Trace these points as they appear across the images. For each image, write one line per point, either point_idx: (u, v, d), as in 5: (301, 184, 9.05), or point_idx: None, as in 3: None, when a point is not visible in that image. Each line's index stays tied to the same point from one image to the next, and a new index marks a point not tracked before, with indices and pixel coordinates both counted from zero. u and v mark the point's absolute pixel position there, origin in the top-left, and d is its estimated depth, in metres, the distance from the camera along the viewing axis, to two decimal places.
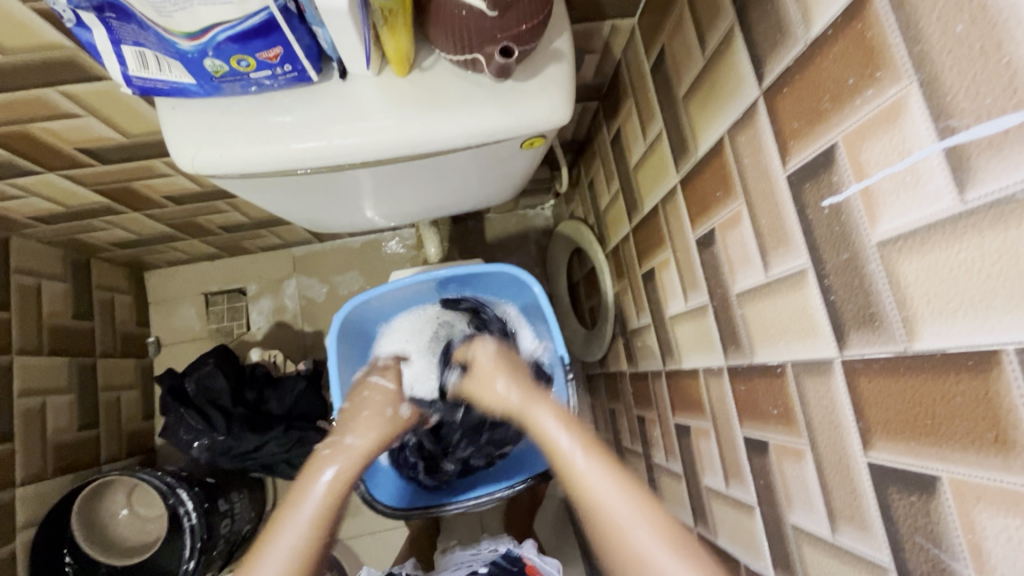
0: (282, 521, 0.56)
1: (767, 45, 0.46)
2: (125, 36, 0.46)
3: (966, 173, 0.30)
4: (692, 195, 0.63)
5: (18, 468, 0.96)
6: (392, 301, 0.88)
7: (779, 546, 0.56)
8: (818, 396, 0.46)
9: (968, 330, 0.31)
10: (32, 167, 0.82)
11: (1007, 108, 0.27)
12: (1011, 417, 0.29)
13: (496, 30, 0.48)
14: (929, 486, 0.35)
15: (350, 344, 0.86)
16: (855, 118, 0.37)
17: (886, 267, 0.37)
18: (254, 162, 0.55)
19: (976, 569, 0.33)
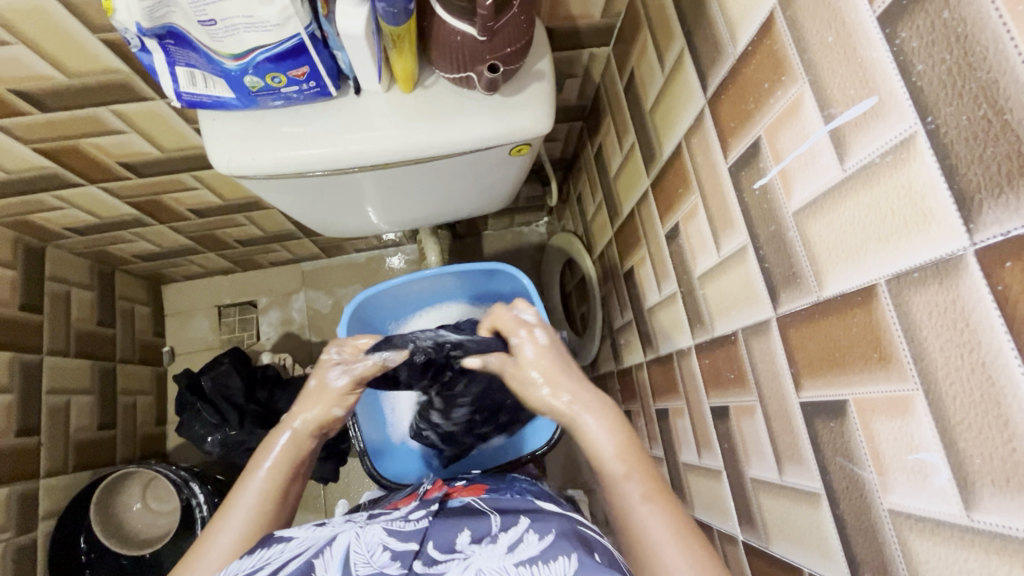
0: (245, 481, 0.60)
1: (707, 62, 0.55)
2: (180, 58, 0.56)
3: (843, 148, 0.38)
4: (660, 194, 0.72)
5: (41, 461, 1.03)
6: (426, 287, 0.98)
7: (742, 502, 0.62)
8: (761, 353, 0.53)
9: (855, 273, 0.39)
10: (76, 180, 0.92)
11: (862, 95, 0.36)
12: (888, 336, 0.37)
13: (486, 52, 0.58)
14: (841, 409, 0.42)
15: (370, 311, 0.95)
16: (771, 114, 0.46)
17: (800, 231, 0.45)
18: (279, 164, 0.64)
19: (877, 471, 0.40)
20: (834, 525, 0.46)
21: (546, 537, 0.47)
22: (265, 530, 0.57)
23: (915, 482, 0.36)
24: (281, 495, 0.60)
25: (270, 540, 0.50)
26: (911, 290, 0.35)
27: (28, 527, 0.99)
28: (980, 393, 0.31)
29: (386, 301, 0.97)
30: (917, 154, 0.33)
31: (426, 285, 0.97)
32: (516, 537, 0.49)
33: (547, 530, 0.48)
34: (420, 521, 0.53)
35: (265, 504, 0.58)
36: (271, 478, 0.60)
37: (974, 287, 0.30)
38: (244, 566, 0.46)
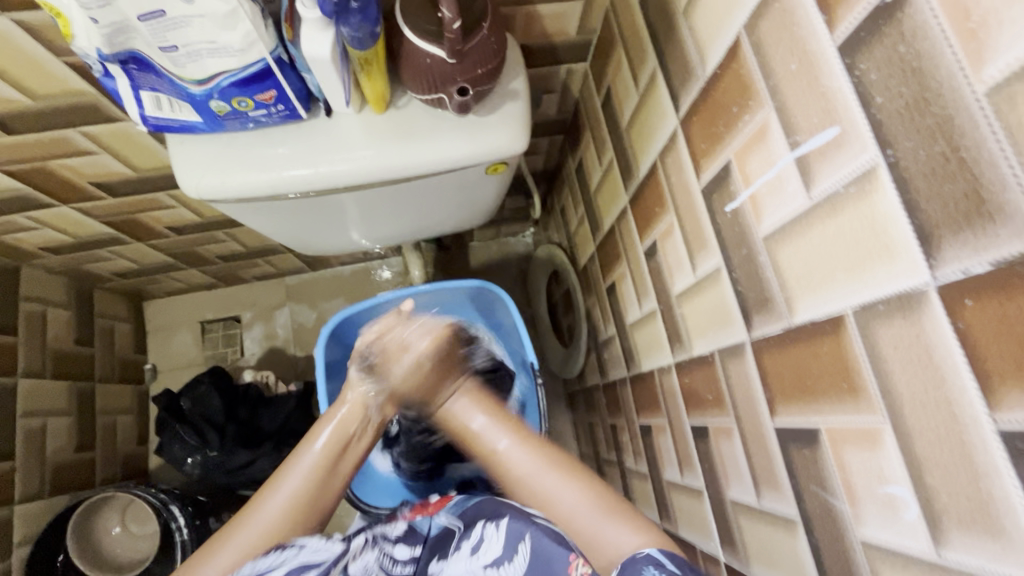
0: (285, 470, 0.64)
1: (679, 82, 0.55)
2: (144, 83, 0.55)
3: (809, 176, 0.38)
4: (638, 211, 0.72)
5: (16, 486, 1.01)
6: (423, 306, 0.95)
7: (723, 524, 0.61)
8: (737, 376, 0.53)
9: (824, 301, 0.39)
10: (48, 201, 0.90)
11: (825, 125, 0.36)
12: (856, 367, 0.36)
13: (456, 74, 0.57)
14: (814, 437, 0.42)
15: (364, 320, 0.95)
16: (740, 138, 0.46)
17: (770, 256, 0.44)
18: (249, 187, 0.63)
19: (849, 501, 0.39)
20: (810, 551, 0.45)
21: (501, 527, 0.60)
22: (300, 517, 0.61)
23: (886, 515, 0.36)
24: (328, 475, 0.65)
25: (284, 544, 0.58)
26: (877, 322, 0.34)
27: (1, 554, 0.97)
28: (944, 428, 0.31)
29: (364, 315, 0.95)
30: (878, 187, 0.32)
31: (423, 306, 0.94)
32: (477, 539, 0.61)
33: (500, 519, 0.61)
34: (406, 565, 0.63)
35: (314, 477, 0.64)
36: (325, 453, 0.66)
37: (937, 323, 0.30)
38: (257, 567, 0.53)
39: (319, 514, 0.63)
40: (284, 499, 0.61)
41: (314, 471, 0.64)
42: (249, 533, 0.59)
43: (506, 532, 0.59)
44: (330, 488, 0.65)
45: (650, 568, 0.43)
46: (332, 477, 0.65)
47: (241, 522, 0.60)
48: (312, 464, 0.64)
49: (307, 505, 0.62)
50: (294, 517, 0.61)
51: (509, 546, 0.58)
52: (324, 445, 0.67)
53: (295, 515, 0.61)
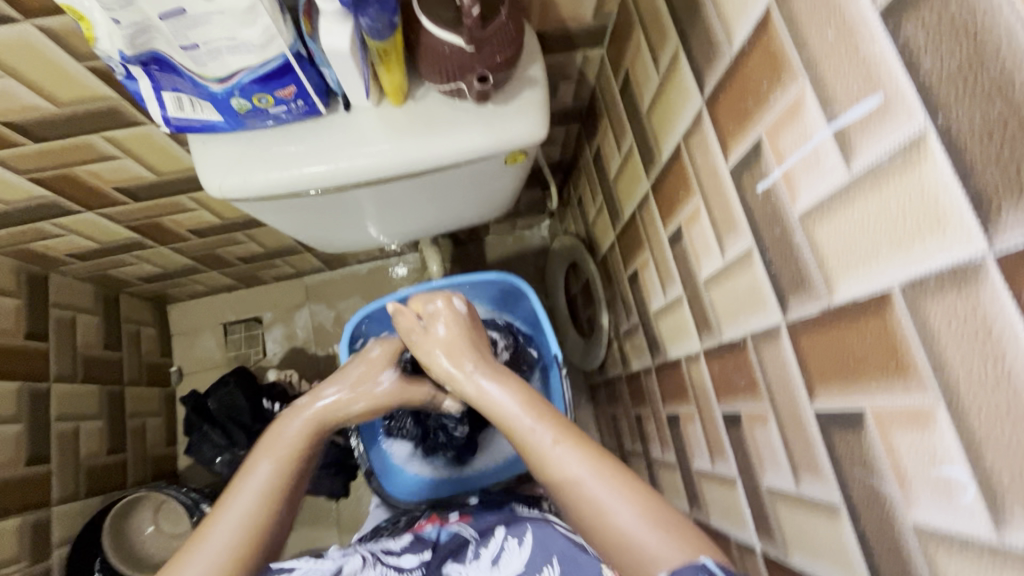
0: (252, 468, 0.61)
1: (704, 61, 0.54)
2: (167, 84, 0.56)
3: (849, 149, 0.37)
4: (661, 197, 0.71)
5: (53, 488, 1.04)
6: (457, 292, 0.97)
7: (759, 512, 0.60)
8: (772, 361, 0.52)
9: (867, 278, 0.37)
10: (75, 208, 0.92)
11: (868, 93, 0.34)
12: (905, 346, 0.35)
13: (474, 63, 0.56)
14: (858, 420, 0.41)
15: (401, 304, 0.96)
16: (772, 114, 0.44)
17: (807, 234, 0.43)
18: (271, 186, 0.63)
19: (899, 486, 0.38)
20: (855, 538, 0.44)
21: (524, 543, 0.61)
22: (265, 525, 0.57)
23: (940, 498, 0.35)
24: (282, 496, 0.59)
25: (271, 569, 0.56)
26: (928, 298, 0.33)
27: (41, 555, 1.00)
28: (1006, 406, 0.29)
29: (391, 307, 0.96)
30: (928, 155, 0.31)
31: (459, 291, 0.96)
32: (497, 549, 0.62)
33: (523, 534, 0.62)
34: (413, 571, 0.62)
35: (270, 503, 0.58)
36: (277, 471, 0.61)
37: (995, 294, 0.29)
38: None
39: (272, 542, 0.57)
40: (237, 528, 0.55)
41: (269, 493, 0.59)
42: (202, 560, 0.52)
43: (530, 548, 0.60)
44: (286, 513, 0.60)
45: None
46: (286, 501, 0.60)
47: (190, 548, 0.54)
48: (264, 485, 0.59)
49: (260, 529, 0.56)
50: (242, 550, 0.54)
51: (532, 562, 0.59)
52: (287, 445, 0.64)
53: (241, 549, 0.54)
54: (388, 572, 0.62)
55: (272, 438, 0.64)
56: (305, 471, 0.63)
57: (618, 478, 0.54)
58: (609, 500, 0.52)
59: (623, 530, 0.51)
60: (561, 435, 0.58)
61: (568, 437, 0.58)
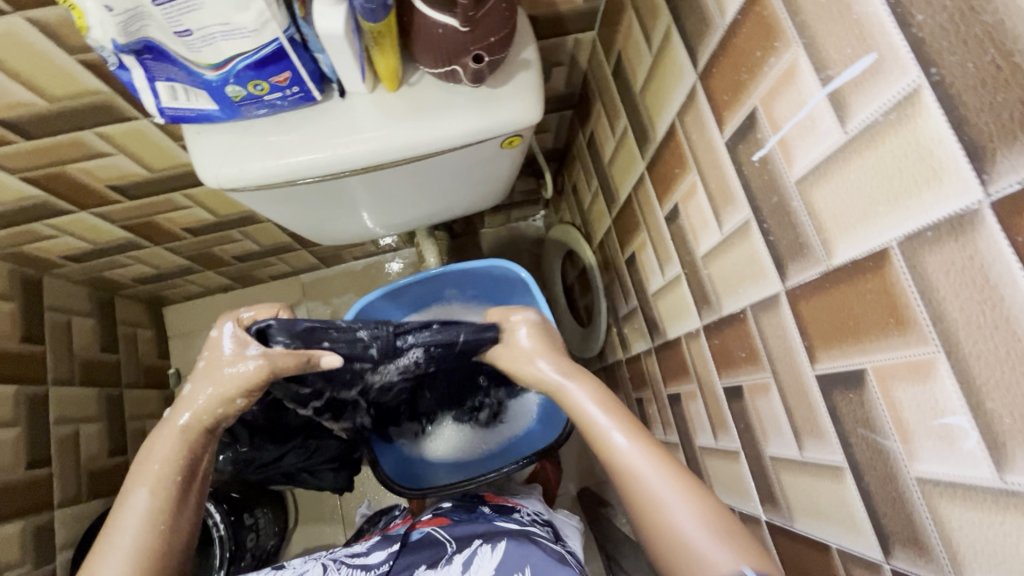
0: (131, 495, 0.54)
1: (696, 35, 0.54)
2: (160, 73, 0.56)
3: (843, 111, 0.37)
4: (657, 176, 0.71)
5: (55, 491, 1.03)
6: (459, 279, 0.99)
7: (763, 482, 0.61)
8: (772, 329, 0.52)
9: (864, 237, 0.38)
10: (68, 208, 0.91)
11: (861, 53, 0.35)
12: (904, 300, 0.36)
13: (469, 43, 0.57)
14: (860, 378, 0.41)
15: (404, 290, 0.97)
16: (766, 83, 0.45)
17: (804, 199, 0.44)
18: (269, 174, 0.63)
19: (902, 441, 0.39)
20: (860, 498, 0.45)
21: (496, 548, 0.60)
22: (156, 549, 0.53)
23: (943, 448, 0.36)
24: (174, 510, 0.55)
25: None
26: (926, 250, 0.34)
27: (45, 559, 1.00)
28: (1005, 349, 0.30)
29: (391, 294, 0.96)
30: (923, 109, 0.31)
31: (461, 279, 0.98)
32: (469, 555, 0.60)
33: (496, 542, 0.61)
34: (380, 566, 0.62)
35: (155, 525, 0.53)
36: (159, 489, 0.55)
37: (993, 241, 0.29)
38: None
39: (175, 557, 0.54)
40: (124, 560, 0.51)
41: (157, 514, 0.54)
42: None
43: (502, 556, 0.59)
44: (184, 520, 0.56)
45: None
46: (180, 512, 0.55)
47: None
48: (149, 507, 0.54)
49: (156, 552, 0.52)
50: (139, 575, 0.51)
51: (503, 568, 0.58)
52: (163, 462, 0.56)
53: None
54: (354, 572, 0.62)
55: (146, 453, 0.57)
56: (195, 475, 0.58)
57: (677, 477, 0.53)
58: (669, 496, 0.51)
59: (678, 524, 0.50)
60: (625, 434, 0.57)
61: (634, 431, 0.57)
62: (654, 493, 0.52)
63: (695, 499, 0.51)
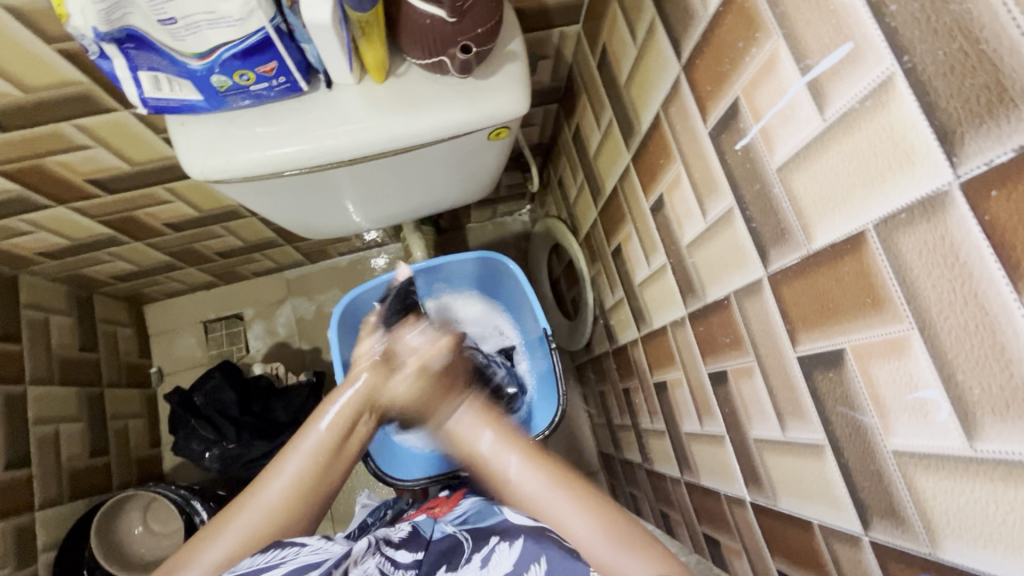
0: (288, 451, 0.65)
1: (680, 27, 0.55)
2: (143, 63, 0.55)
3: (821, 99, 0.39)
4: (642, 167, 0.72)
5: (35, 493, 1.01)
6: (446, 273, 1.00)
7: (747, 464, 0.63)
8: (756, 314, 0.54)
9: (843, 221, 0.40)
10: (45, 202, 0.89)
11: (838, 42, 0.36)
12: (880, 281, 0.37)
13: (456, 35, 0.57)
14: (839, 357, 0.43)
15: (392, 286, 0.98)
16: (747, 74, 0.46)
17: (785, 186, 0.45)
18: (255, 166, 0.63)
19: (879, 416, 0.41)
20: (840, 474, 0.46)
21: (515, 545, 0.55)
22: (306, 497, 0.63)
23: (918, 421, 0.37)
24: (332, 457, 0.67)
25: (283, 543, 0.57)
26: (900, 232, 0.35)
27: (26, 561, 0.97)
28: (974, 323, 0.32)
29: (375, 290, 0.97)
30: (895, 96, 0.33)
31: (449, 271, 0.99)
32: (487, 552, 0.55)
33: (514, 537, 0.55)
34: (407, 569, 0.57)
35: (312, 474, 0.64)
36: (331, 434, 0.68)
37: (963, 220, 0.31)
38: (259, 561, 0.54)
39: (315, 506, 0.64)
40: (267, 510, 0.60)
41: (321, 456, 0.66)
42: (252, 515, 0.60)
43: (520, 554, 0.53)
44: (333, 471, 0.67)
45: None
46: (329, 469, 0.66)
47: (244, 503, 0.61)
48: (318, 447, 0.66)
49: (304, 496, 0.63)
50: (282, 521, 0.61)
51: (521, 562, 0.52)
52: (329, 426, 0.69)
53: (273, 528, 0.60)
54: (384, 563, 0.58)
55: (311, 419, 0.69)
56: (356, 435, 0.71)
57: (580, 500, 0.59)
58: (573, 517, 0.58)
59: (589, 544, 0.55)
60: (519, 458, 0.65)
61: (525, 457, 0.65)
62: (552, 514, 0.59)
63: (598, 513, 0.57)
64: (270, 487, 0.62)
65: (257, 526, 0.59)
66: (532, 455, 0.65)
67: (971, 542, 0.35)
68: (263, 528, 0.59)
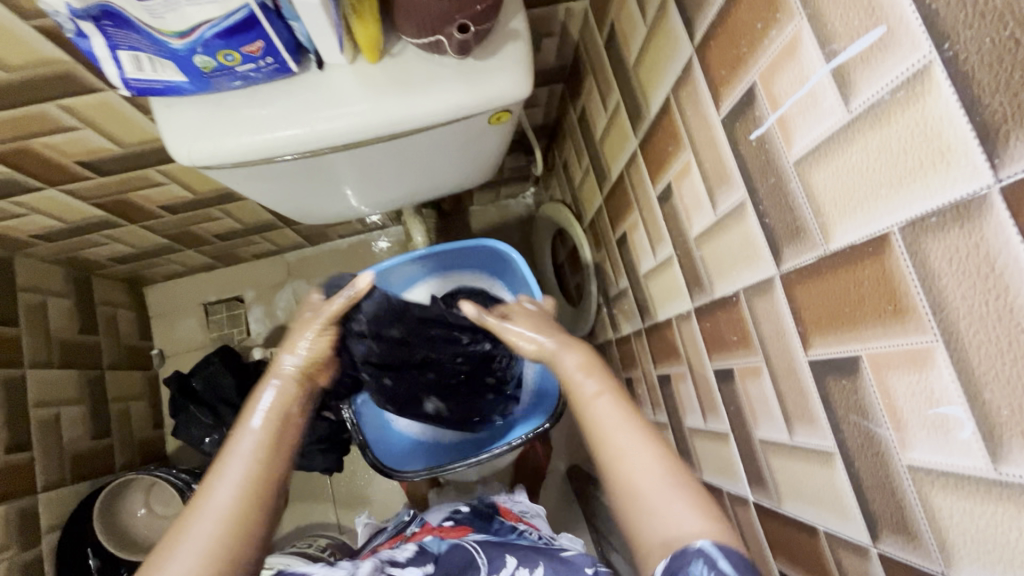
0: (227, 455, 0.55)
1: (695, 5, 0.51)
2: (122, 41, 0.52)
3: (847, 88, 0.35)
4: (650, 154, 0.69)
5: (37, 475, 1.01)
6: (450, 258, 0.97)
7: (752, 464, 0.61)
8: (766, 313, 0.51)
9: (865, 222, 0.37)
10: (35, 184, 0.87)
11: (869, 26, 0.33)
12: (903, 288, 0.35)
13: (453, 12, 0.54)
14: (854, 365, 0.41)
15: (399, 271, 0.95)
16: (766, 58, 0.43)
17: (802, 182, 0.42)
18: (244, 151, 0.60)
19: (895, 428, 0.39)
20: (849, 483, 0.45)
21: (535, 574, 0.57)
22: (263, 495, 0.53)
23: (937, 437, 0.35)
24: (277, 447, 0.57)
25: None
26: (928, 236, 0.32)
27: (31, 542, 0.98)
28: (1007, 339, 0.29)
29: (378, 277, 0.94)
30: (933, 86, 0.30)
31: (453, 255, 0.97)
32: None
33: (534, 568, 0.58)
34: None
35: (258, 463, 0.54)
36: (267, 429, 0.58)
37: (1001, 227, 0.28)
38: None
39: (275, 501, 0.54)
40: (214, 524, 0.50)
41: (262, 452, 0.55)
42: (207, 524, 0.50)
43: None
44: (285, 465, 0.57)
45: (700, 564, 0.42)
46: (277, 456, 0.56)
47: (193, 513, 0.51)
48: (257, 445, 0.56)
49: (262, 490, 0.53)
50: (241, 532, 0.50)
51: None
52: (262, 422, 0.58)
53: (228, 539, 0.49)
54: None
55: (246, 412, 0.59)
56: (296, 424, 0.60)
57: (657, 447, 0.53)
58: (663, 491, 0.50)
59: (678, 526, 0.47)
60: (610, 399, 0.58)
61: (613, 393, 0.59)
62: (634, 466, 0.52)
63: (684, 488, 0.50)
64: (214, 497, 0.51)
65: (205, 547, 0.48)
66: (613, 387, 0.60)
67: (990, 567, 0.34)
68: (225, 537, 0.49)
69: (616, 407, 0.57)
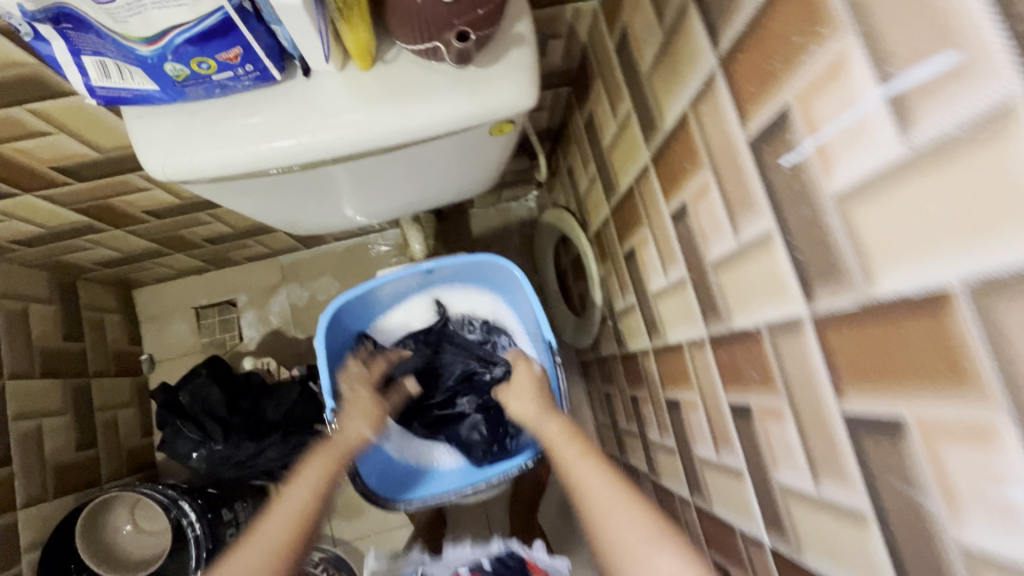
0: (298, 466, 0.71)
1: (720, 12, 0.46)
2: (85, 46, 0.47)
3: (908, 119, 0.31)
4: (664, 170, 0.64)
5: (17, 491, 0.97)
6: (451, 273, 0.92)
7: (769, 507, 0.57)
8: (792, 354, 0.47)
9: (922, 273, 0.32)
10: (10, 190, 0.82)
11: (940, 49, 0.28)
12: (966, 351, 0.30)
13: (453, 17, 0.49)
14: (898, 426, 0.36)
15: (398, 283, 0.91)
16: (803, 77, 0.38)
17: (844, 218, 0.37)
18: (225, 164, 0.55)
19: (945, 501, 0.34)
20: (885, 549, 0.40)
21: None
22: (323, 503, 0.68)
23: (998, 522, 0.31)
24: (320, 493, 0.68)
25: None
26: (1001, 300, 0.28)
27: (10, 561, 0.94)
28: None
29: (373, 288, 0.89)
30: (1020, 127, 0.25)
31: (454, 271, 0.92)
32: None
33: None
34: None
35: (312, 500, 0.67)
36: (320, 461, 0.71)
37: None
38: None
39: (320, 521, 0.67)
40: (283, 521, 0.65)
41: (316, 480, 0.69)
42: (276, 527, 0.64)
43: None
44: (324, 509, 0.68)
45: None
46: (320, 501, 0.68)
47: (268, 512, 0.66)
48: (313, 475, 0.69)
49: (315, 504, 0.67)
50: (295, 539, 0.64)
51: None
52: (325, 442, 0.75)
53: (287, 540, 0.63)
54: None
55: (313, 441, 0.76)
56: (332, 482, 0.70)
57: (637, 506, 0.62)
58: (645, 551, 0.58)
59: None
60: (593, 463, 0.68)
61: (590, 458, 0.68)
62: (603, 507, 0.63)
63: None
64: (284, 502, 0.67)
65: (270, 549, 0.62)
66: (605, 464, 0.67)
67: None
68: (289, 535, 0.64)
69: (599, 474, 0.66)
